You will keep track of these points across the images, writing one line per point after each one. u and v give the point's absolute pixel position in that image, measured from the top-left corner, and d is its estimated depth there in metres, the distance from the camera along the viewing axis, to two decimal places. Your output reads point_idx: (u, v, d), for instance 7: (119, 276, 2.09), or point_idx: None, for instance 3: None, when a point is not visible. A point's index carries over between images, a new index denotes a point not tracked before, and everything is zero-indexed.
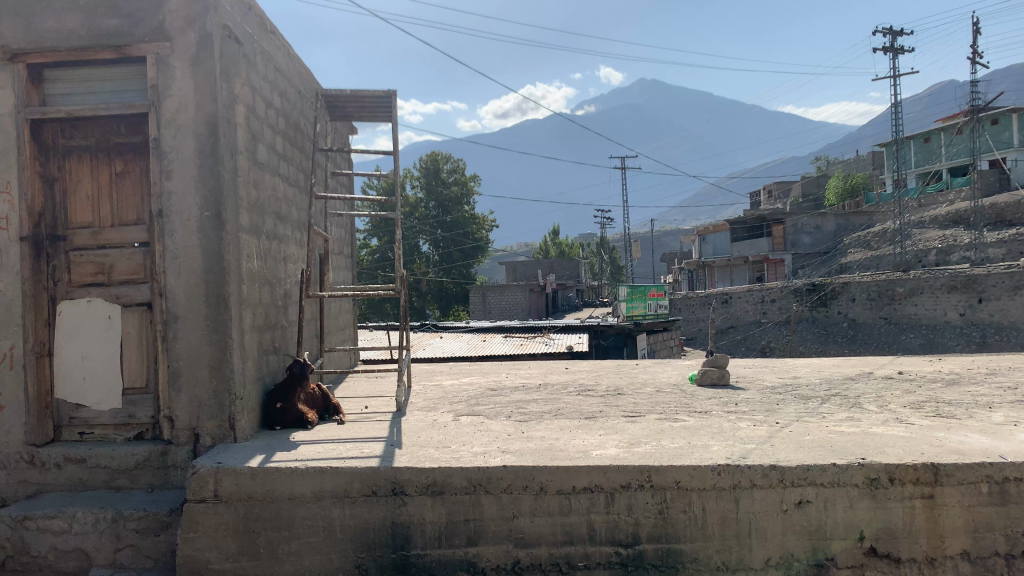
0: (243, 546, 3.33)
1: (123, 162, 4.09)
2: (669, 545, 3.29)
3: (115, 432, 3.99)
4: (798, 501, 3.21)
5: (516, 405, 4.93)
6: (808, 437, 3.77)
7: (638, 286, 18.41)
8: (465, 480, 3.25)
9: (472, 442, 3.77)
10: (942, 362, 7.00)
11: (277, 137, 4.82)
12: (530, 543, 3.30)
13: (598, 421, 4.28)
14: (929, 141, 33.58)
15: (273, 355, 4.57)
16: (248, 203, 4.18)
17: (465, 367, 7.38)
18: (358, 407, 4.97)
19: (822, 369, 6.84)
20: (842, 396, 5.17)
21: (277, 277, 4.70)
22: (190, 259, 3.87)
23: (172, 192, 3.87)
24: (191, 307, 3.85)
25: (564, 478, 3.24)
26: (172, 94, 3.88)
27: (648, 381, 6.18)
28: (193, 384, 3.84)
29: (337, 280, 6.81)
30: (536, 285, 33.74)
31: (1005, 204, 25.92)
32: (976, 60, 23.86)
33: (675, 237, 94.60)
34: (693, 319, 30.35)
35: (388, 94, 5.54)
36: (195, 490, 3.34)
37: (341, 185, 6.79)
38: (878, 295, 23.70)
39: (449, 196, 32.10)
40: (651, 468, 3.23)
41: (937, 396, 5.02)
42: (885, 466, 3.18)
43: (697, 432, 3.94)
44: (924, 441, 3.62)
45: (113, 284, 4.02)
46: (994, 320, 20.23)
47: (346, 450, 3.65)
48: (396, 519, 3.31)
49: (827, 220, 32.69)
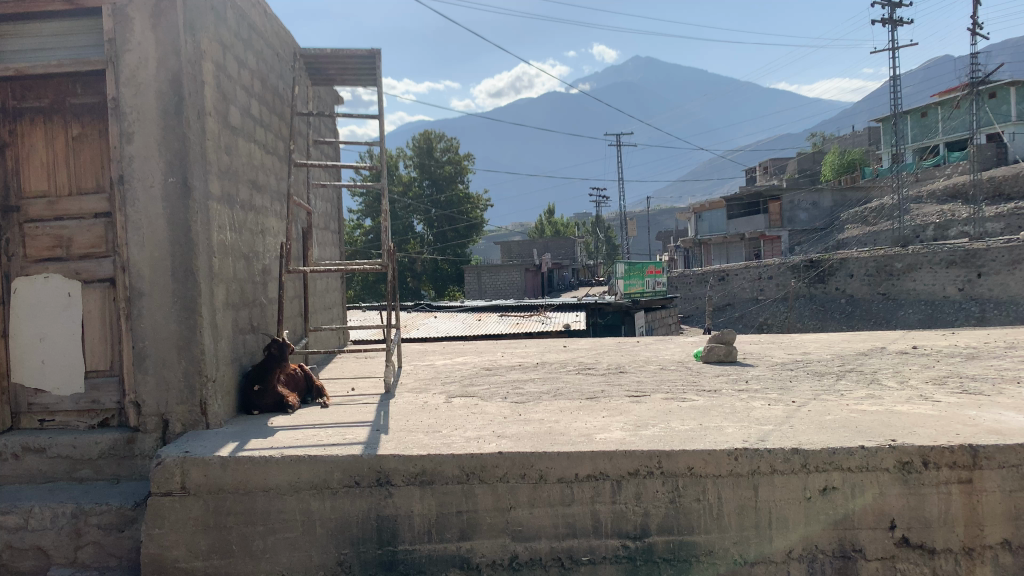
0: (214, 542, 3.04)
1: (80, 125, 3.74)
2: (681, 537, 2.99)
3: (77, 419, 3.68)
4: (823, 487, 2.93)
5: (513, 385, 4.63)
6: (829, 417, 3.49)
7: (636, 263, 18.09)
8: (457, 468, 2.96)
9: (466, 426, 3.48)
10: (956, 335, 6.70)
11: (252, 100, 4.48)
12: (530, 537, 3.00)
13: (601, 402, 3.99)
14: (926, 116, 33.25)
15: (250, 334, 4.25)
16: (218, 169, 3.85)
17: (458, 346, 7.06)
18: (344, 389, 4.69)
19: (832, 343, 6.57)
20: (858, 372, 4.88)
21: (254, 250, 4.37)
22: (154, 228, 3.55)
23: (133, 156, 3.55)
24: (157, 283, 3.54)
25: (565, 465, 2.95)
26: (131, 48, 3.53)
27: (651, 358, 5.89)
28: (161, 366, 3.53)
29: (324, 257, 6.50)
30: (531, 264, 33.50)
31: (1003, 177, 25.59)
32: (976, 31, 23.32)
33: (670, 215, 94.62)
34: (690, 297, 30.07)
35: (372, 54, 5.16)
36: (159, 482, 3.03)
37: (325, 154, 6.46)
38: (876, 271, 23.43)
39: (443, 175, 31.31)
40: (662, 452, 2.93)
41: (959, 371, 4.75)
42: (919, 448, 2.89)
43: (709, 412, 3.65)
44: (955, 420, 3.33)
45: (72, 258, 3.68)
46: (993, 295, 19.99)
47: (329, 436, 3.35)
48: (382, 511, 3.01)
49: (823, 196, 32.35)
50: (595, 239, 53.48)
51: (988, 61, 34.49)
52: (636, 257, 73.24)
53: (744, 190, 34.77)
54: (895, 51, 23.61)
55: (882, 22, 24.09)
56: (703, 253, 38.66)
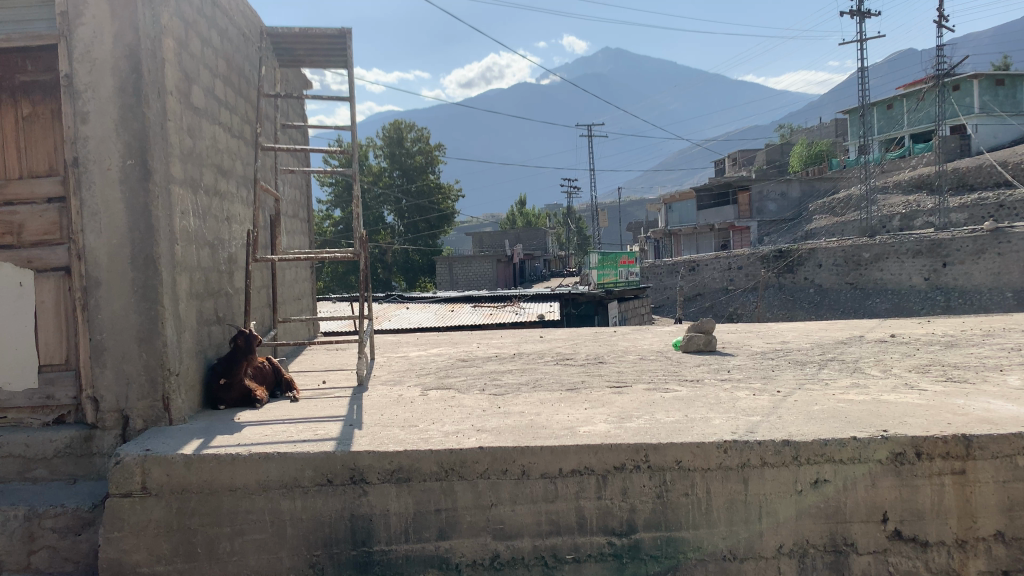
0: (178, 546, 2.87)
1: (30, 104, 3.51)
2: (668, 533, 2.89)
3: (31, 416, 3.47)
4: (814, 480, 2.84)
5: (490, 377, 4.50)
6: (817, 407, 3.40)
7: (609, 254, 18.04)
8: (436, 464, 2.82)
9: (443, 419, 3.33)
10: (932, 323, 6.68)
11: (216, 81, 4.28)
12: (511, 535, 2.87)
13: (583, 394, 3.87)
14: (892, 108, 33.67)
15: (216, 326, 4.07)
16: (180, 152, 3.64)
17: (433, 337, 6.89)
18: (314, 382, 4.52)
19: (810, 332, 6.53)
20: (839, 361, 4.81)
21: (219, 238, 4.18)
22: (111, 213, 3.35)
23: (89, 137, 3.33)
24: (115, 272, 3.34)
25: (549, 460, 2.82)
26: (85, 22, 3.32)
27: (630, 348, 5.79)
28: (120, 360, 3.34)
29: (293, 246, 6.31)
30: (503, 255, 33.34)
31: (967, 169, 25.93)
32: (942, 23, 23.55)
33: (640, 206, 94.87)
34: (661, 287, 30.04)
35: (342, 34, 4.97)
36: (118, 483, 2.86)
37: (293, 139, 6.25)
38: (845, 261, 23.61)
39: (414, 165, 30.91)
40: (649, 445, 2.82)
41: (940, 359, 4.70)
42: (911, 438, 2.81)
43: (693, 404, 3.54)
44: (945, 409, 3.26)
45: (23, 246, 3.45)
46: (958, 285, 20.25)
47: (300, 432, 3.18)
48: (356, 510, 2.86)
49: (792, 186, 32.57)
50: (566, 230, 53.48)
51: (953, 53, 34.95)
52: (607, 248, 73.63)
53: (714, 180, 34.95)
54: (863, 42, 23.72)
55: (850, 15, 24.12)
56: (674, 244, 38.75)
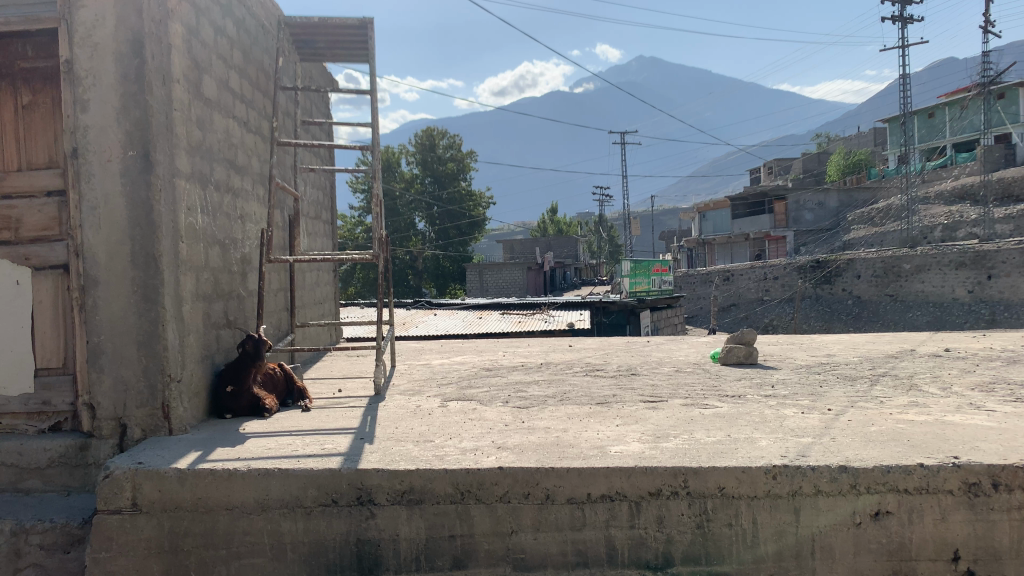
0: (170, 567, 2.64)
1: (30, 91, 3.33)
2: (709, 567, 2.59)
3: (25, 423, 3.26)
4: (874, 511, 2.52)
5: (515, 388, 4.20)
6: (875, 428, 3.06)
7: (641, 261, 17.70)
8: (450, 485, 2.55)
9: (461, 435, 3.06)
10: (989, 338, 6.24)
11: (231, 72, 4.08)
12: (533, 566, 2.59)
13: (613, 408, 3.56)
14: (933, 117, 32.82)
15: (225, 329, 3.85)
16: (188, 145, 3.43)
17: (458, 344, 6.64)
18: (329, 391, 4.29)
19: (856, 345, 6.16)
20: (892, 377, 4.43)
21: (231, 237, 3.97)
22: (112, 208, 3.14)
23: (89, 125, 3.13)
24: (114, 270, 3.13)
25: (577, 483, 2.53)
26: (86, 5, 3.12)
27: (664, 359, 5.47)
28: (119, 363, 3.13)
29: (314, 247, 6.10)
30: (534, 263, 33.10)
31: (1012, 179, 25.09)
32: (988, 29, 22.80)
33: (675, 215, 94.22)
34: (694, 297, 29.57)
35: (363, 24, 4.74)
36: (106, 498, 2.62)
37: (314, 137, 6.08)
38: (884, 272, 22.95)
39: (445, 172, 31.01)
40: (689, 470, 2.51)
41: (1003, 377, 4.32)
42: (988, 467, 2.47)
43: (737, 422, 3.22)
44: (1020, 433, 2.90)
45: (21, 242, 3.25)
46: (1004, 297, 19.48)
47: (306, 445, 2.93)
48: (363, 534, 2.60)
49: (829, 196, 31.91)
50: (598, 238, 53.14)
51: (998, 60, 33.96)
52: (641, 255, 73.40)
53: (749, 190, 34.37)
54: (905, 47, 23.04)
55: (891, 21, 23.45)
56: (707, 253, 38.19)
